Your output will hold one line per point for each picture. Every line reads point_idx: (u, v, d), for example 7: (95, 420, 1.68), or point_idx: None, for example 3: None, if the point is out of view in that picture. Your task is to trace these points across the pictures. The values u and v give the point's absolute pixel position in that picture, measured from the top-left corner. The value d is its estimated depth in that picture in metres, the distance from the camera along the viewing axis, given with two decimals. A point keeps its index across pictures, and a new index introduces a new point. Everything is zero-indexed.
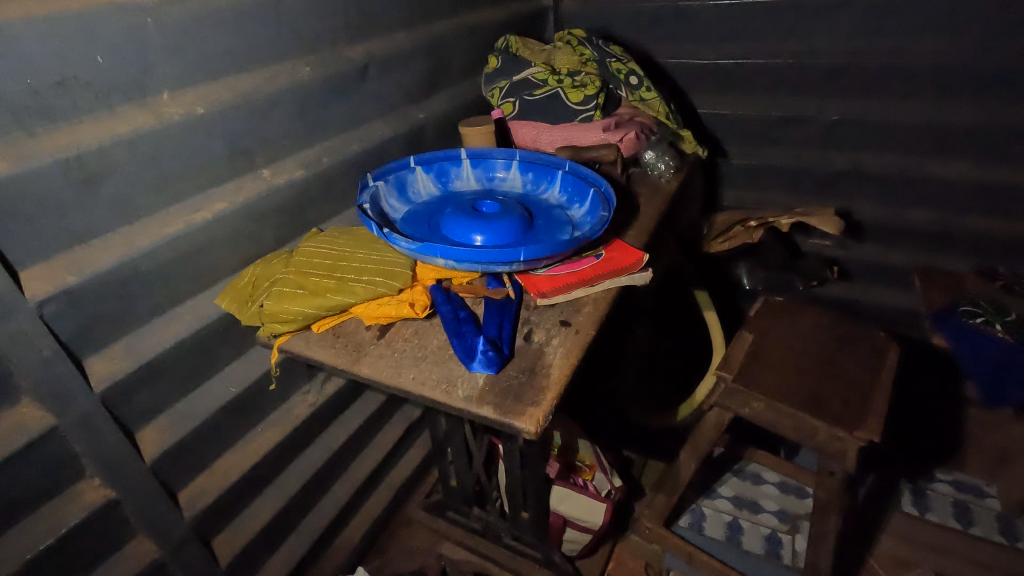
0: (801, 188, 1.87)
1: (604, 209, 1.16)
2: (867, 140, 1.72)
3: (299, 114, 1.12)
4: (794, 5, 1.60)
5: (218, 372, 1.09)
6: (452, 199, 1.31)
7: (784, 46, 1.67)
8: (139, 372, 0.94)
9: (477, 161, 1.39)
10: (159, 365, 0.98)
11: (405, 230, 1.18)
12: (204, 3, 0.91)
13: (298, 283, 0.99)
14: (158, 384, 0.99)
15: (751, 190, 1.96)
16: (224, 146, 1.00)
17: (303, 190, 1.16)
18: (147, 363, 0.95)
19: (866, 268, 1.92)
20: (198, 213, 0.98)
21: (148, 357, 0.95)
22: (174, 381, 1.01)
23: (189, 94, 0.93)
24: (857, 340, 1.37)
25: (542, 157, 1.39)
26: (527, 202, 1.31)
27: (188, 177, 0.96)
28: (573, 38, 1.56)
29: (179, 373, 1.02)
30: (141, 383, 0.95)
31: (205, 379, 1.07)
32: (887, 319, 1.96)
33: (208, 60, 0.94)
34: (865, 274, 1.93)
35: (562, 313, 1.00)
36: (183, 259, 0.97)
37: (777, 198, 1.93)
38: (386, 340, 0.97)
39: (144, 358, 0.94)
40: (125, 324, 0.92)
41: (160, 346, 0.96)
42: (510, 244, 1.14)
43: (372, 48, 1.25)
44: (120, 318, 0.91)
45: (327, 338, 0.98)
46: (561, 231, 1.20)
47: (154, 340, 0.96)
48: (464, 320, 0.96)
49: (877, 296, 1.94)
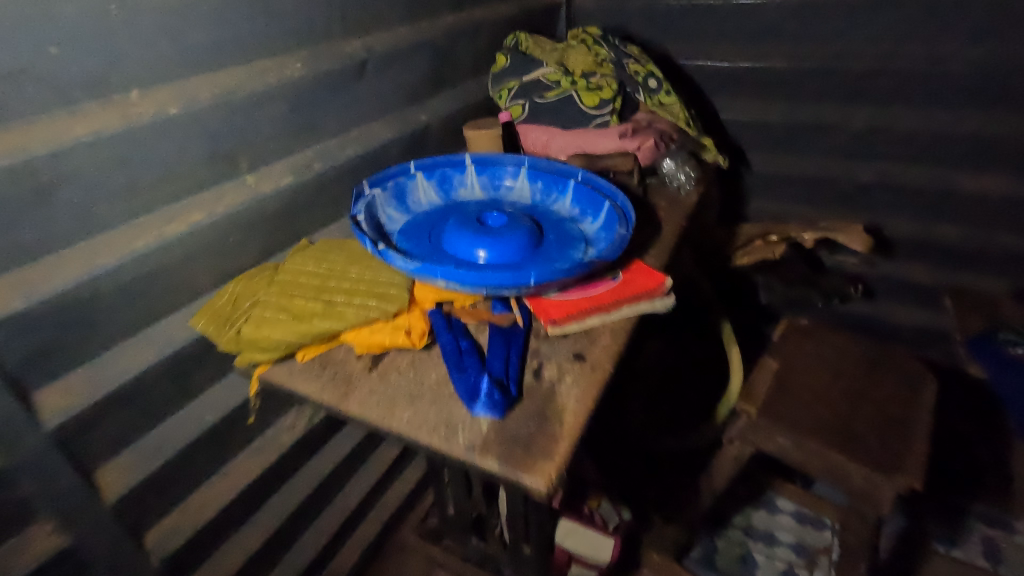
0: (824, 200, 1.77)
1: (622, 226, 1.06)
2: (895, 151, 1.61)
3: (290, 115, 1.01)
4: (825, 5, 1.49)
5: (192, 400, 0.99)
6: (456, 208, 1.21)
7: (813, 50, 1.56)
8: (99, 405, 0.84)
9: (483, 168, 1.29)
10: (125, 396, 0.87)
11: (403, 244, 1.07)
12: None
13: (280, 306, 0.89)
14: (123, 415, 0.88)
15: (771, 201, 1.84)
16: (202, 150, 0.89)
17: (292, 198, 1.05)
18: (109, 393, 0.85)
19: (893, 288, 1.80)
20: (172, 224, 0.87)
21: (111, 388, 0.84)
22: (140, 412, 0.91)
23: (161, 92, 0.82)
24: (890, 366, 1.26)
25: (553, 165, 1.29)
26: (537, 214, 1.20)
27: (160, 185, 0.85)
28: (588, 37, 1.43)
29: (147, 403, 0.91)
30: (102, 416, 0.85)
31: (178, 408, 0.97)
32: (913, 342, 1.85)
33: (185, 53, 0.84)
34: (889, 292, 1.82)
35: (576, 345, 0.90)
36: (152, 277, 0.87)
37: (799, 210, 1.82)
38: (378, 372, 0.86)
39: (105, 390, 0.84)
40: (83, 351, 0.81)
41: (124, 376, 0.86)
42: (518, 261, 1.04)
43: (370, 42, 1.15)
44: (77, 345, 0.80)
45: (313, 367, 0.88)
46: (573, 248, 1.10)
47: (118, 369, 0.85)
48: (467, 351, 0.86)
49: (901, 315, 1.83)
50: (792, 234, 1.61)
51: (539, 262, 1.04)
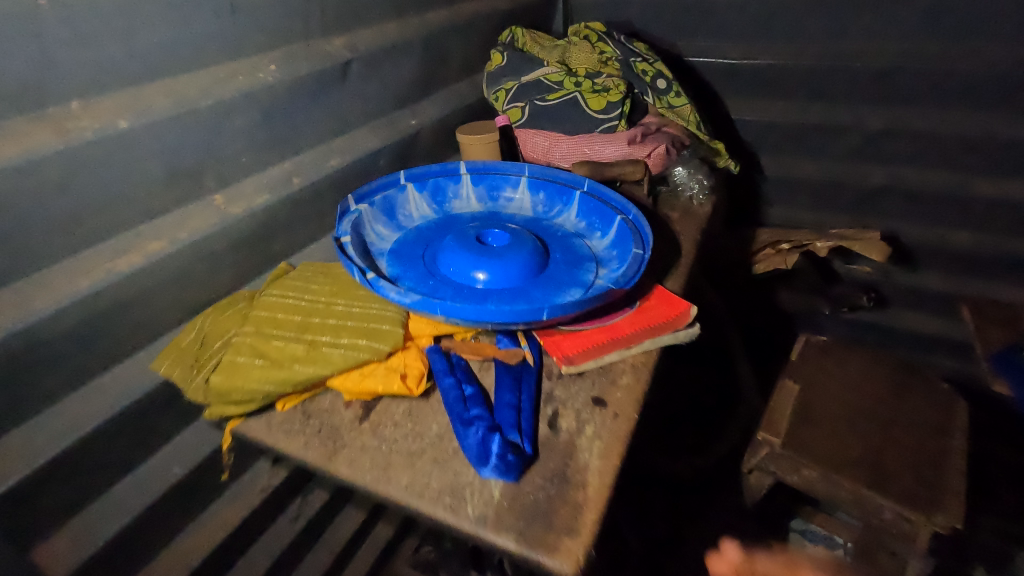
0: (835, 204, 1.68)
1: (638, 245, 0.96)
2: (910, 153, 1.53)
3: (264, 125, 0.89)
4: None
5: (159, 450, 0.87)
6: (451, 223, 1.09)
7: (825, 47, 1.47)
8: (42, 470, 0.72)
9: (479, 177, 1.17)
10: (76, 454, 0.75)
11: (394, 267, 0.95)
12: None
13: (254, 347, 0.77)
14: (72, 478, 0.76)
15: (780, 204, 1.76)
16: (160, 168, 0.77)
17: (269, 218, 0.93)
18: (56, 453, 0.73)
19: (907, 296, 1.72)
20: (125, 256, 0.75)
21: (55, 450, 0.73)
22: (96, 469, 0.79)
23: (109, 103, 0.70)
24: (915, 388, 1.19)
25: (555, 173, 1.17)
26: (540, 229, 1.09)
27: (111, 211, 0.73)
28: (590, 32, 1.32)
29: (101, 461, 0.79)
30: (45, 481, 0.73)
31: (140, 462, 0.85)
32: (927, 352, 1.77)
33: (138, 57, 0.71)
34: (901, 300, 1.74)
35: (594, 387, 0.79)
36: (105, 316, 0.75)
37: (808, 215, 1.74)
38: (370, 424, 0.75)
39: (48, 453, 0.72)
40: (19, 409, 0.70)
41: (72, 436, 0.74)
42: (524, 286, 0.93)
43: (354, 41, 1.03)
44: (11, 402, 0.69)
45: (295, 419, 0.76)
46: (583, 268, 0.99)
47: (64, 427, 0.74)
48: (473, 399, 0.75)
49: (913, 323, 1.76)
50: (805, 241, 1.52)
51: (547, 286, 0.93)
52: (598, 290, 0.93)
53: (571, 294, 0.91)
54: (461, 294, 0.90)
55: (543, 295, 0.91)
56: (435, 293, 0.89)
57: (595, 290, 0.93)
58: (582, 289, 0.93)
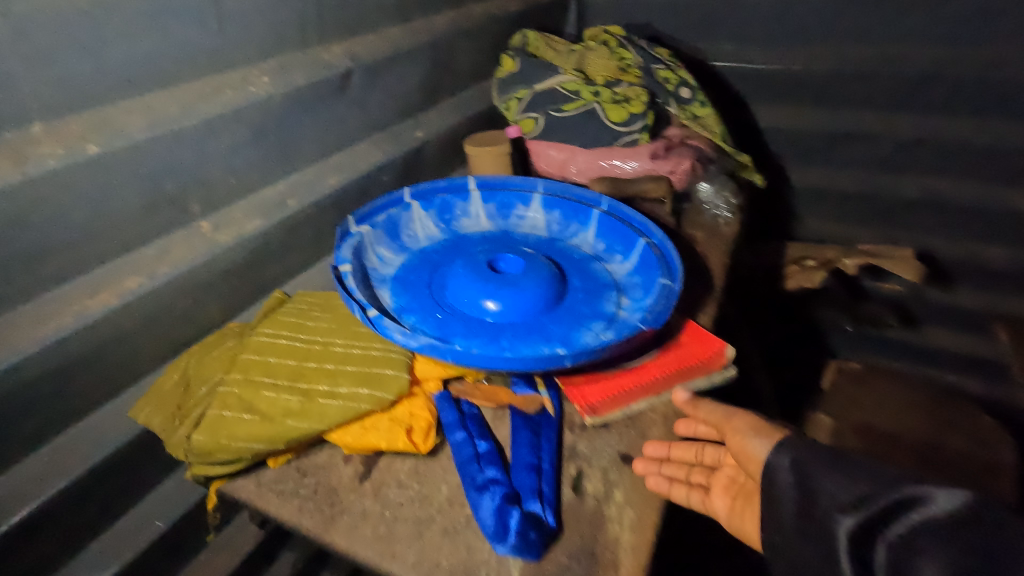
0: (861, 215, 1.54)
1: (666, 275, 0.86)
2: (945, 163, 1.40)
3: (254, 143, 0.81)
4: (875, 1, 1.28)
5: (139, 502, 0.79)
6: (459, 243, 0.98)
7: (856, 52, 1.35)
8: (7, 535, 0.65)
9: (489, 194, 1.06)
10: (47, 513, 0.68)
11: (398, 296, 0.86)
12: None
13: (241, 397, 0.68)
14: (40, 540, 0.69)
15: (806, 218, 1.61)
16: (137, 196, 0.68)
17: (261, 245, 0.85)
18: (18, 519, 0.65)
19: (947, 323, 1.57)
20: (97, 296, 0.67)
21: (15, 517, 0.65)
22: (67, 527, 0.71)
23: (76, 125, 0.62)
24: (955, 421, 1.29)
25: (572, 190, 1.07)
26: (556, 252, 0.98)
27: (81, 246, 0.65)
28: (609, 38, 1.24)
29: (75, 519, 0.72)
30: (11, 546, 0.66)
31: (118, 516, 0.77)
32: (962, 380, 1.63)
33: (110, 72, 0.63)
34: (933, 320, 1.59)
35: (622, 442, 0.71)
36: (76, 362, 0.67)
37: (834, 229, 1.60)
38: (372, 485, 0.67)
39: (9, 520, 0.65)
40: None
41: (35, 499, 0.66)
42: (541, 319, 0.83)
43: (354, 49, 0.94)
44: None
45: (288, 478, 0.68)
46: (604, 298, 0.89)
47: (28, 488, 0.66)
48: (487, 458, 0.67)
49: (949, 344, 1.59)
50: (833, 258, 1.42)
51: (567, 320, 0.83)
52: (623, 324, 0.83)
53: (594, 330, 0.82)
54: (473, 330, 0.80)
55: (562, 331, 0.81)
56: (444, 329, 0.80)
57: (620, 325, 0.83)
58: (605, 323, 0.83)
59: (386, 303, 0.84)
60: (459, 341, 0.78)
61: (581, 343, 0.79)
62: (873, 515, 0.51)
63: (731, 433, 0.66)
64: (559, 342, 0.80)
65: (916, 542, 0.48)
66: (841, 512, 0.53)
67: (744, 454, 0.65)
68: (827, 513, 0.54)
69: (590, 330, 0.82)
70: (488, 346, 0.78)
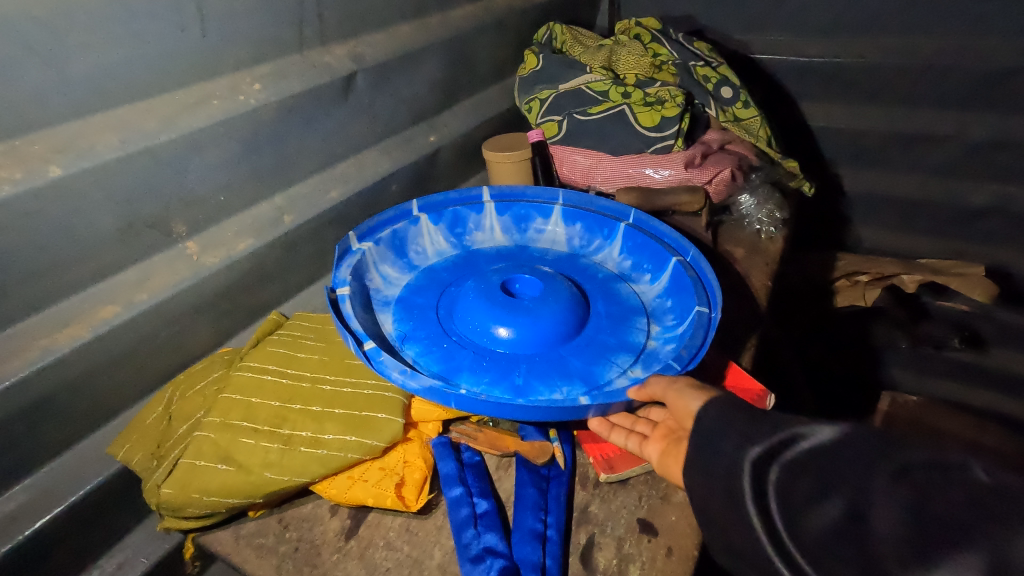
0: (922, 226, 1.35)
1: (703, 302, 0.73)
2: None
3: (245, 157, 0.74)
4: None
5: (136, 526, 0.77)
6: (470, 259, 0.86)
7: (924, 43, 1.14)
8: None
9: (504, 205, 0.92)
10: (37, 545, 0.66)
11: (402, 323, 0.75)
12: None
13: (218, 443, 0.62)
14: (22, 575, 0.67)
15: (859, 227, 1.44)
16: (111, 220, 0.63)
17: (255, 265, 0.79)
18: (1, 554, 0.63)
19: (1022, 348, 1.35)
20: (69, 327, 0.63)
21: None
22: (59, 557, 0.70)
23: (38, 145, 0.56)
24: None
25: (595, 202, 0.91)
26: (579, 274, 0.84)
27: (49, 276, 0.61)
28: (643, 31, 1.12)
29: (56, 552, 0.69)
30: None
31: (104, 546, 0.74)
32: None
33: (78, 86, 0.57)
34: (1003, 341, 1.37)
35: (640, 506, 0.63)
36: (53, 396, 0.64)
37: (889, 240, 1.42)
38: (358, 544, 0.61)
39: None
40: None
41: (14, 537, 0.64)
42: (560, 351, 0.72)
43: (359, 49, 0.85)
44: None
45: (268, 530, 0.63)
46: (632, 326, 0.76)
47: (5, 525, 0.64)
48: (485, 522, 0.60)
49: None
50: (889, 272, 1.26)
51: (589, 353, 0.72)
52: (654, 358, 0.71)
53: (619, 365, 0.70)
54: (483, 364, 0.70)
55: (583, 367, 0.70)
56: (451, 364, 0.70)
57: (649, 359, 0.72)
58: (632, 357, 0.72)
59: (386, 330, 0.74)
60: (467, 379, 0.68)
61: (604, 382, 0.68)
62: (767, 443, 0.44)
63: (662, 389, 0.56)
64: (579, 381, 0.69)
65: (805, 461, 0.41)
66: (748, 442, 0.45)
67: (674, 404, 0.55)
68: (735, 448, 0.46)
69: (615, 366, 0.70)
70: (498, 386, 0.67)
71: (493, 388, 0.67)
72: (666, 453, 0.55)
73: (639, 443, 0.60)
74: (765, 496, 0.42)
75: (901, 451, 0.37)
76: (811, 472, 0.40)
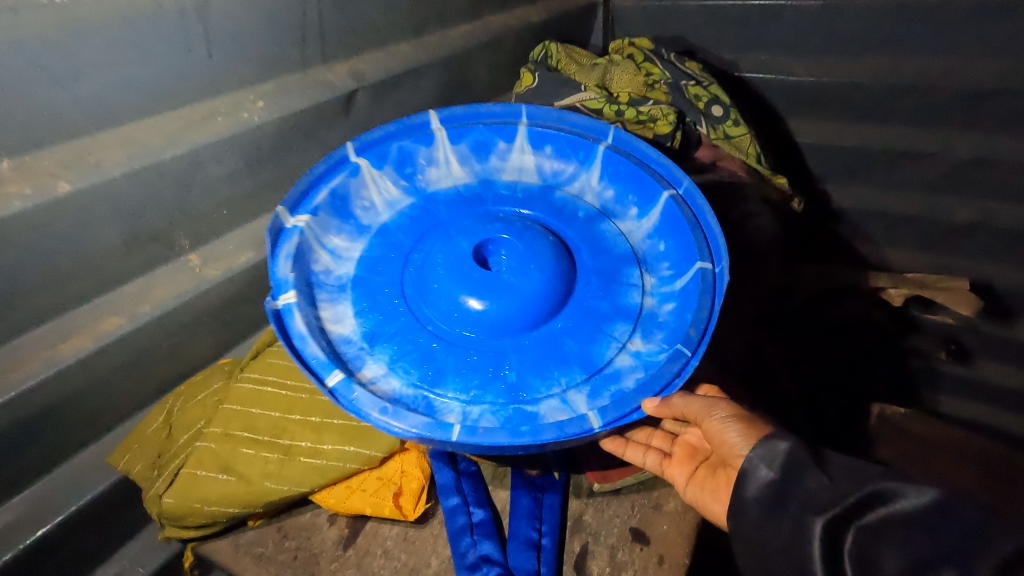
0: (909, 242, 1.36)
1: (704, 255, 0.62)
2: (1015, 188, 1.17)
3: (247, 172, 0.75)
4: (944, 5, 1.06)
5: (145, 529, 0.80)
6: (427, 207, 0.69)
7: (907, 64, 1.14)
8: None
9: (457, 131, 0.72)
10: (45, 545, 0.68)
11: (364, 314, 0.61)
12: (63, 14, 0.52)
13: (218, 455, 0.64)
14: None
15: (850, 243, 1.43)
16: (117, 234, 0.65)
17: (256, 277, 0.81)
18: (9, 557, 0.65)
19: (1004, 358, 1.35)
20: (72, 339, 0.65)
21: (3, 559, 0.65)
22: (69, 559, 0.72)
23: (48, 160, 0.58)
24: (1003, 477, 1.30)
25: (565, 117, 0.72)
26: (558, 217, 0.68)
27: (54, 287, 0.62)
28: (636, 51, 1.15)
29: (64, 556, 0.71)
30: None
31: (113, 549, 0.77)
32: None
33: (92, 103, 0.58)
34: (994, 357, 1.37)
35: (631, 516, 0.66)
36: (55, 407, 0.65)
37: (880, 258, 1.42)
38: (356, 553, 0.63)
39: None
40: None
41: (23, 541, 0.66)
42: (547, 329, 0.60)
43: (360, 67, 0.85)
44: None
45: (267, 539, 0.64)
46: (626, 280, 0.64)
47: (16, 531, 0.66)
48: (482, 530, 0.62)
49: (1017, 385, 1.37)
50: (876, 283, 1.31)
51: (582, 327, 0.61)
52: (654, 324, 0.61)
53: (618, 339, 0.60)
54: (468, 359, 0.58)
55: (579, 346, 0.59)
56: (432, 365, 0.58)
57: (649, 325, 0.61)
58: (631, 327, 0.60)
59: (348, 328, 0.60)
60: (452, 382, 0.57)
61: (604, 363, 0.58)
62: (844, 507, 0.48)
63: (703, 420, 0.60)
64: (578, 365, 0.58)
65: (890, 535, 0.45)
66: (814, 513, 0.49)
67: (715, 438, 0.59)
68: (801, 514, 0.50)
69: (614, 340, 0.60)
70: (490, 386, 0.57)
71: (485, 390, 0.56)
72: (705, 484, 0.60)
73: (659, 463, 0.65)
74: (842, 562, 0.46)
75: (1000, 539, 0.42)
76: (899, 550, 0.44)
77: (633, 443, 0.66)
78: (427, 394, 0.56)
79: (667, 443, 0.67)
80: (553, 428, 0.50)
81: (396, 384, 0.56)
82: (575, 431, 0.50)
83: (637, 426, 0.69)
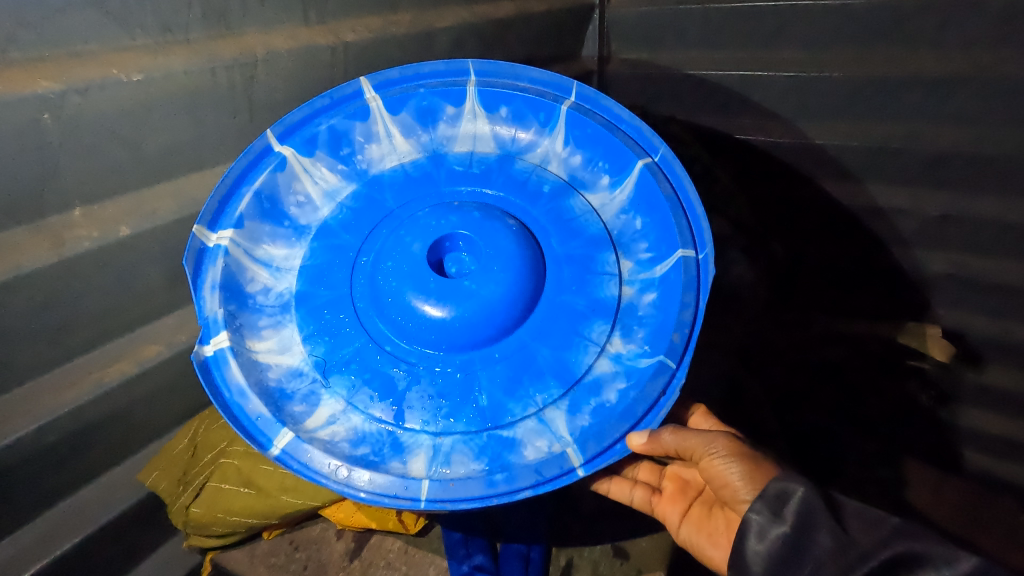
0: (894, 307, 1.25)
1: (686, 242, 0.63)
2: (987, 246, 1.09)
3: None
4: (891, 75, 0.99)
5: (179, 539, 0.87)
6: (372, 193, 0.67)
7: (872, 128, 1.07)
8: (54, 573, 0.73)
9: (394, 99, 0.68)
10: (93, 548, 0.76)
11: (312, 339, 0.62)
12: (122, 95, 0.62)
13: (244, 475, 0.76)
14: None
15: (844, 292, 1.27)
16: (160, 273, 0.75)
17: None
18: (59, 555, 0.73)
19: (1007, 412, 1.21)
20: (116, 364, 0.74)
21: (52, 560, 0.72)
22: (112, 562, 0.79)
23: (112, 209, 0.68)
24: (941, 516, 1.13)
25: (520, 73, 0.69)
26: (521, 193, 0.67)
27: (109, 318, 0.72)
28: None
29: (108, 559, 0.79)
30: None
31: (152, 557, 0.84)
32: None
33: (146, 162, 0.68)
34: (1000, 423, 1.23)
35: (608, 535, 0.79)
36: (99, 424, 0.74)
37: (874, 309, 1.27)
38: (361, 563, 0.76)
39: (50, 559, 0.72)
40: (24, 513, 0.71)
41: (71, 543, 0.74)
42: (518, 337, 0.61)
43: None
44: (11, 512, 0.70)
45: (280, 550, 0.78)
46: (601, 272, 0.64)
47: (67, 534, 0.74)
48: (476, 544, 0.77)
49: None
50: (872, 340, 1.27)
51: (554, 331, 0.61)
52: (634, 320, 0.62)
53: (596, 344, 0.61)
54: (432, 377, 0.60)
55: (552, 355, 0.61)
56: (394, 391, 0.60)
57: (628, 321, 0.63)
58: (608, 325, 0.62)
59: (297, 357, 0.62)
60: (422, 416, 0.59)
61: (583, 373, 0.60)
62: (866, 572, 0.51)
63: (702, 456, 0.64)
64: (553, 378, 0.60)
65: None
66: None
67: (720, 482, 0.63)
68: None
69: (591, 345, 0.61)
70: (460, 411, 0.59)
71: (455, 417, 0.59)
72: (703, 527, 0.67)
73: (651, 500, 0.74)
74: None
75: None
76: None
77: (621, 481, 0.75)
78: (394, 429, 0.59)
79: (654, 478, 0.76)
80: (531, 474, 0.57)
81: (358, 420, 0.60)
82: (555, 475, 0.56)
83: (627, 462, 0.77)
